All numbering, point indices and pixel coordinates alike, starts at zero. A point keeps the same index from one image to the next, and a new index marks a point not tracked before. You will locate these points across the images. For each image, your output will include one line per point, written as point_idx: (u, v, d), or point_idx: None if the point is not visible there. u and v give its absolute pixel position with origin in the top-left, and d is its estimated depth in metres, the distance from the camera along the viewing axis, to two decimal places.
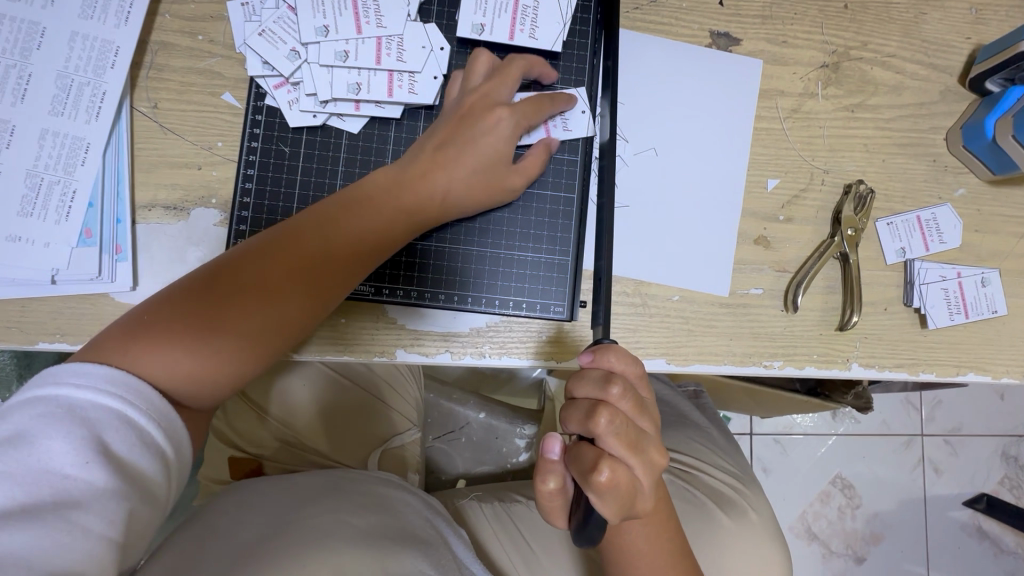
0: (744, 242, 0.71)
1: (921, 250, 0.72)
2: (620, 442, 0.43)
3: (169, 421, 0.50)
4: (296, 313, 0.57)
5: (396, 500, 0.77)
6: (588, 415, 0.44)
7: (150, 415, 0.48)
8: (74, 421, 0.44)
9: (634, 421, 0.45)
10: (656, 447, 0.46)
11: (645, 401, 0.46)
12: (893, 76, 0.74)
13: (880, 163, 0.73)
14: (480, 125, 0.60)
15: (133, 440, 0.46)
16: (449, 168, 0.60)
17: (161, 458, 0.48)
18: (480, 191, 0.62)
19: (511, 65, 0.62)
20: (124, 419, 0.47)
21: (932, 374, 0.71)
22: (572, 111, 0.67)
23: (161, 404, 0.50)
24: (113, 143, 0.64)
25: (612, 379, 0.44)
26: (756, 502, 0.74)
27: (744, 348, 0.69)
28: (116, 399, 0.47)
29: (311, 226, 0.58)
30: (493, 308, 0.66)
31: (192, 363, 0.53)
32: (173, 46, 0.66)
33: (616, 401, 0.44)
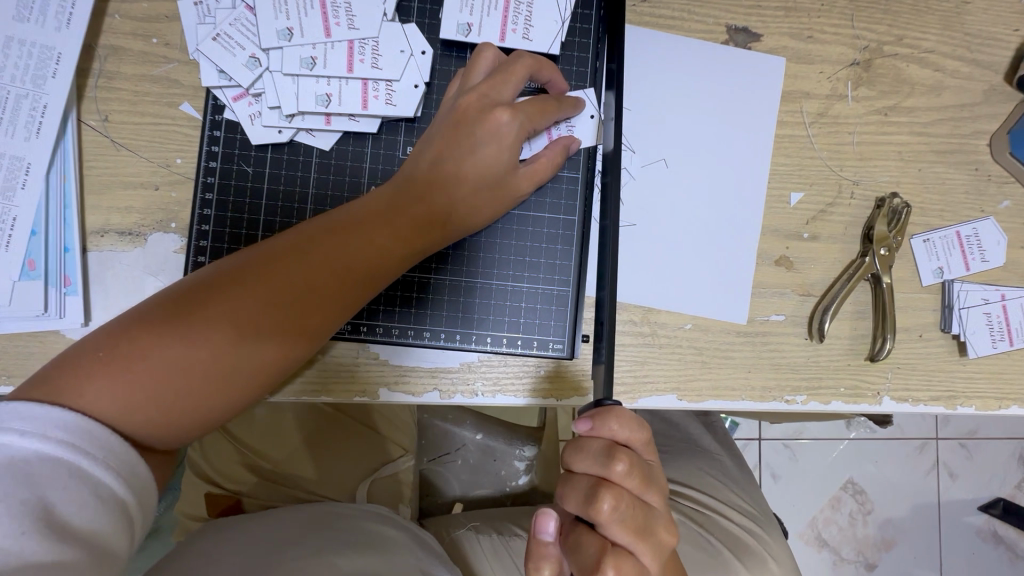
0: (764, 264, 0.64)
1: (961, 270, 0.65)
2: (626, 528, 0.41)
3: (133, 472, 0.42)
4: (277, 349, 0.48)
5: (387, 536, 0.70)
6: (590, 496, 0.41)
7: (107, 465, 0.41)
8: (14, 480, 0.37)
9: (641, 498, 0.42)
10: (664, 525, 0.43)
11: (651, 474, 0.44)
12: (931, 74, 0.67)
13: (916, 173, 0.65)
14: (487, 127, 0.52)
15: (85, 498, 0.39)
16: (452, 179, 0.53)
17: (122, 513, 0.41)
18: (488, 202, 0.54)
19: (520, 60, 0.54)
20: (75, 471, 0.39)
21: (971, 408, 0.65)
22: (579, 116, 0.60)
23: (122, 451, 0.42)
24: (58, 161, 0.57)
25: (616, 455, 0.42)
26: (776, 550, 0.69)
27: (764, 382, 0.63)
28: (66, 447, 0.40)
29: (294, 246, 0.49)
30: (485, 345, 0.59)
31: (149, 412, 0.44)
32: (124, 51, 0.59)
33: (621, 480, 0.42)
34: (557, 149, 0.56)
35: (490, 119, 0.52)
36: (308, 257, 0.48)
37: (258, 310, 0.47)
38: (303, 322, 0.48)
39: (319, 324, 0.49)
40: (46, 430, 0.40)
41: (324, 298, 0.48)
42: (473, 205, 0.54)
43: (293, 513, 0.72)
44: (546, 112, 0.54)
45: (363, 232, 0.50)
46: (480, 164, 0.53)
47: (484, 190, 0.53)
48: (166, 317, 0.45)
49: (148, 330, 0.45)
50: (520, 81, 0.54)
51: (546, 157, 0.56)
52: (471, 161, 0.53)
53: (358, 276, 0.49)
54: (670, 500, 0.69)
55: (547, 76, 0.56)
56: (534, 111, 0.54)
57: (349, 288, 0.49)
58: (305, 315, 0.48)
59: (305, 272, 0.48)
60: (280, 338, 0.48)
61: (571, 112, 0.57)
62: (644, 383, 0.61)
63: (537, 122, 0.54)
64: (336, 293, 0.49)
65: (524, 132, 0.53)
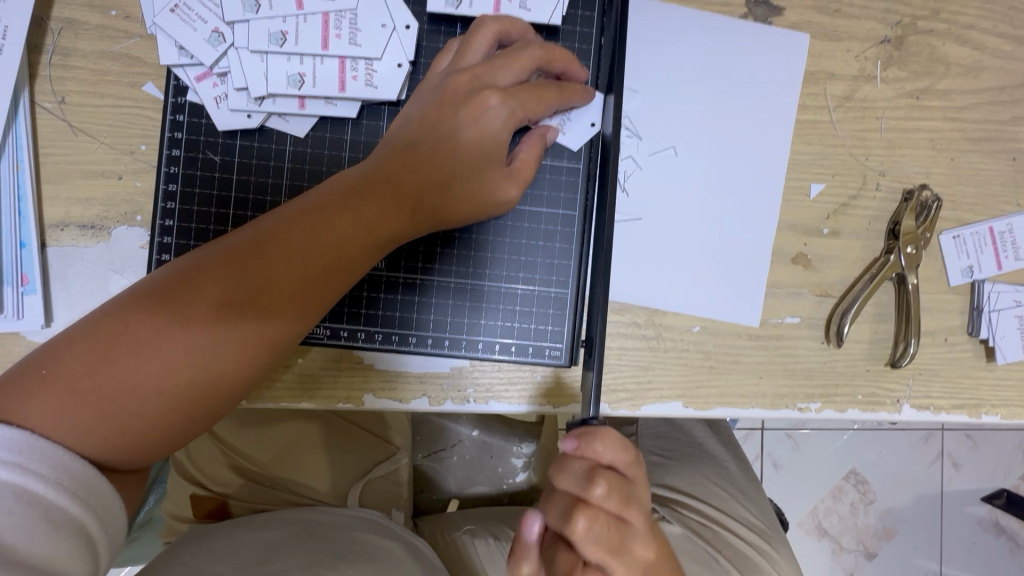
0: (780, 261, 0.59)
1: (992, 269, 0.60)
2: (600, 551, 0.38)
3: (90, 490, 0.38)
4: (239, 359, 0.43)
5: (377, 547, 0.67)
6: (564, 517, 0.39)
7: (61, 484, 0.37)
8: None
9: (620, 519, 0.39)
10: (646, 544, 0.40)
11: (636, 494, 0.40)
12: (970, 52, 0.61)
13: (948, 162, 0.60)
14: (472, 111, 0.47)
15: (36, 521, 0.35)
16: (432, 170, 0.47)
17: (81, 536, 0.37)
18: (468, 197, 0.48)
19: (528, 48, 0.49)
20: (23, 494, 0.35)
21: (996, 416, 0.61)
22: (579, 113, 0.55)
23: (76, 467, 0.38)
24: (11, 147, 0.52)
25: (595, 476, 0.38)
26: (786, 568, 0.66)
27: (776, 388, 0.58)
28: (12, 468, 0.36)
29: (263, 244, 0.44)
30: (474, 351, 0.55)
31: (103, 432, 0.40)
32: (80, 24, 0.53)
33: (599, 503, 0.38)
34: (534, 142, 0.50)
35: (478, 102, 0.47)
36: (277, 257, 0.44)
37: (216, 314, 0.42)
38: (268, 328, 0.44)
39: (285, 332, 0.45)
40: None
41: (290, 300, 0.44)
42: (454, 198, 0.48)
43: (278, 520, 0.69)
44: (544, 99, 0.49)
45: (334, 228, 0.45)
46: (464, 149, 0.47)
47: (468, 180, 0.48)
48: (121, 326, 0.41)
49: (103, 339, 0.41)
50: (522, 64, 0.49)
51: (526, 152, 0.50)
52: (454, 145, 0.47)
53: (330, 277, 0.45)
54: (674, 512, 0.66)
55: (557, 66, 0.51)
56: (531, 97, 0.48)
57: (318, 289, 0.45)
58: (271, 320, 0.44)
59: (270, 273, 0.44)
60: (244, 346, 0.43)
61: (575, 102, 0.52)
62: (646, 390, 0.57)
63: (533, 110, 0.49)
64: (304, 295, 0.45)
65: (516, 121, 0.48)
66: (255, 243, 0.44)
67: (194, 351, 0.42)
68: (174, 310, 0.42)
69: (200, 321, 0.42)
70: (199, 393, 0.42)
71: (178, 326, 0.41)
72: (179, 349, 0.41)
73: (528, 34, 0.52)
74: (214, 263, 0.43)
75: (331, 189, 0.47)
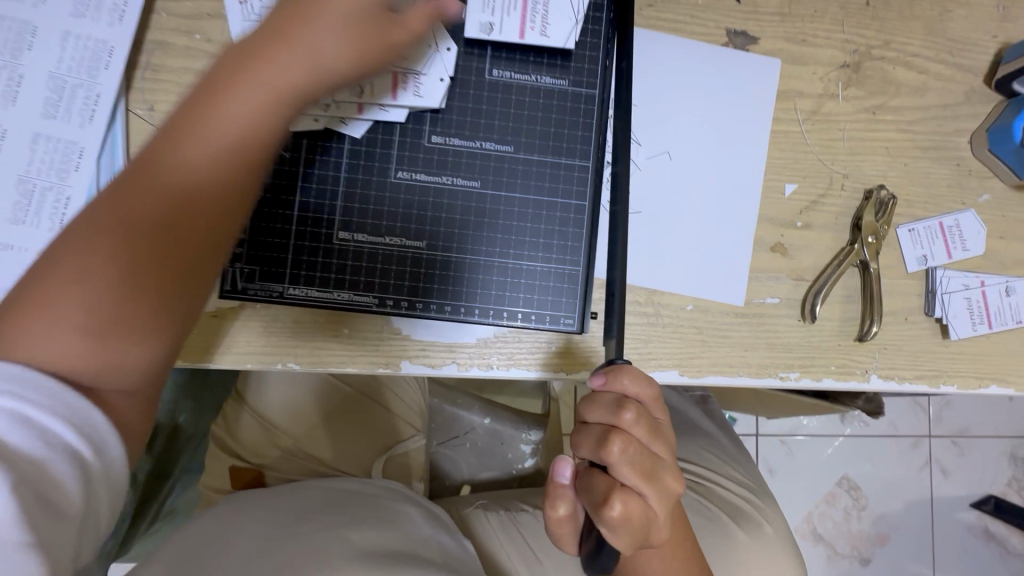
0: (760, 250, 0.68)
1: (943, 257, 0.69)
2: (633, 471, 0.44)
3: (82, 419, 0.40)
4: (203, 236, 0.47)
5: (401, 513, 0.73)
6: (600, 441, 0.45)
7: (57, 413, 0.40)
8: None
9: (648, 447, 0.45)
10: (671, 473, 0.46)
11: (659, 427, 0.46)
12: (916, 76, 0.72)
13: (902, 167, 0.70)
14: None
15: (39, 445, 0.38)
16: (328, 40, 0.50)
17: (80, 464, 0.39)
18: (358, 49, 0.52)
19: None
20: (19, 417, 0.38)
21: (953, 386, 0.69)
22: (429, 77, 0.62)
23: (65, 396, 0.40)
24: (108, 147, 0.61)
25: (625, 404, 0.45)
26: (771, 514, 0.75)
27: (759, 360, 0.67)
28: (13, 395, 0.38)
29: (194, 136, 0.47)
30: (501, 319, 0.63)
31: (91, 352, 0.43)
32: (169, 46, 0.64)
33: (629, 428, 0.45)
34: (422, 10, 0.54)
35: None
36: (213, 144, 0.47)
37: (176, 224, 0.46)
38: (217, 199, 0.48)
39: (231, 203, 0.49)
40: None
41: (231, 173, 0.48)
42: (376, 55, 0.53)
43: (312, 485, 0.77)
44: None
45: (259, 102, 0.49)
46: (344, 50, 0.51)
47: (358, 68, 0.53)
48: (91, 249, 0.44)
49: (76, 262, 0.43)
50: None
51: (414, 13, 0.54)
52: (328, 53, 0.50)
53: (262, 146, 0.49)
54: None
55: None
56: None
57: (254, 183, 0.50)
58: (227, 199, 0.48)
59: (225, 164, 0.47)
60: (208, 225, 0.47)
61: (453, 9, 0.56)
62: (647, 359, 0.66)
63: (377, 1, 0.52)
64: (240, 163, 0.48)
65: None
66: (204, 141, 0.47)
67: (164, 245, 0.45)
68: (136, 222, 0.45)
69: (161, 215, 0.45)
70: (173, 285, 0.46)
71: (142, 233, 0.45)
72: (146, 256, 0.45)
73: None
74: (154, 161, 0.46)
75: (269, 86, 0.49)
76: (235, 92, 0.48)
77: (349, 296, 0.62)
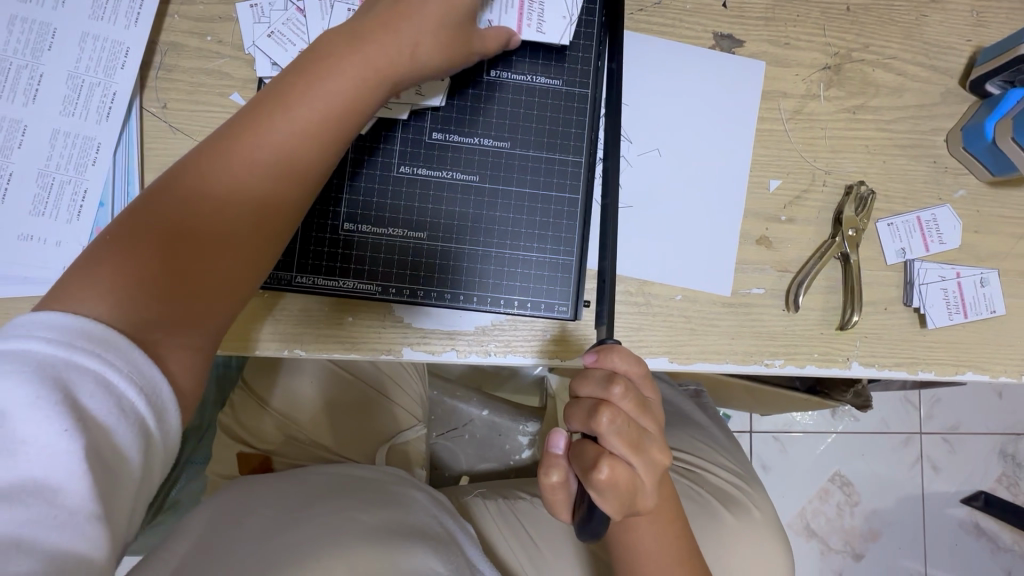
0: (746, 243, 0.71)
1: (921, 250, 0.72)
2: (621, 440, 0.47)
3: (152, 387, 0.44)
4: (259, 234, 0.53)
5: (405, 496, 0.76)
6: (590, 413, 0.48)
7: (132, 380, 0.43)
8: (47, 381, 0.39)
9: (636, 419, 0.48)
10: (657, 445, 0.49)
11: (647, 402, 0.49)
12: (894, 77, 0.75)
13: (881, 164, 0.74)
14: (416, 6, 0.57)
15: (110, 405, 0.41)
16: (406, 51, 0.56)
17: (143, 426, 0.42)
18: (439, 51, 0.58)
19: None
20: (102, 380, 0.41)
21: (931, 373, 0.72)
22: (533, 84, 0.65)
23: (143, 362, 0.44)
24: (123, 142, 0.64)
25: (614, 379, 0.48)
26: (759, 500, 0.77)
27: (745, 347, 0.70)
28: (89, 354, 0.41)
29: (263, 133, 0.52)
30: (498, 306, 0.66)
31: (150, 302, 0.47)
32: (182, 47, 0.67)
33: (618, 401, 0.47)
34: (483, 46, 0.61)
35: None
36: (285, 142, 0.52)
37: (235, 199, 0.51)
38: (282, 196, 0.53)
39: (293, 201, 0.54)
40: (68, 338, 0.41)
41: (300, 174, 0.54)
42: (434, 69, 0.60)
43: (319, 471, 0.79)
44: (459, 6, 0.58)
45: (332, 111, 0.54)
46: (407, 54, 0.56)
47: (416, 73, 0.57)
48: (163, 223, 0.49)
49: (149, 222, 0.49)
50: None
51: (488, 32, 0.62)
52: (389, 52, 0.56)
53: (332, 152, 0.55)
54: None
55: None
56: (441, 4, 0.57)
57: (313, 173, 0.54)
58: (287, 179, 0.53)
59: (291, 149, 0.52)
60: (259, 213, 0.53)
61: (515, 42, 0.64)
62: (639, 346, 0.69)
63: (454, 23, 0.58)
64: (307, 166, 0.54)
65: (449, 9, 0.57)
66: (281, 136, 0.52)
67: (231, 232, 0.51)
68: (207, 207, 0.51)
69: (222, 196, 0.51)
70: (228, 249, 0.51)
71: (203, 213, 0.50)
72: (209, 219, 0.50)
73: None
74: (230, 137, 0.52)
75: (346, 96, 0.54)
76: (313, 95, 0.53)
77: (354, 284, 0.65)
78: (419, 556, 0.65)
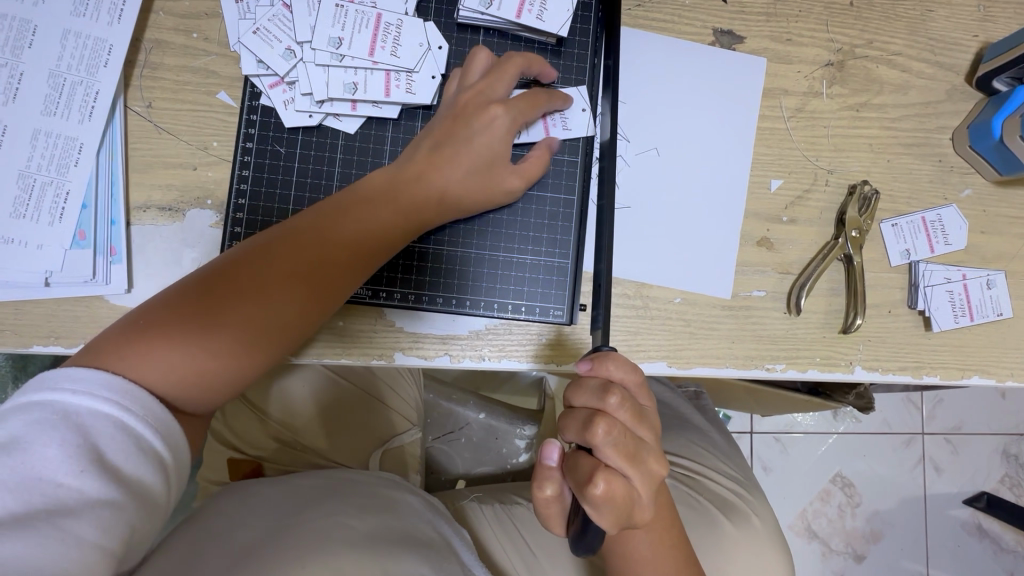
0: (746, 244, 0.70)
1: (926, 251, 0.71)
2: (617, 452, 0.45)
3: (168, 427, 0.48)
4: (291, 316, 0.55)
5: (398, 502, 0.75)
6: (586, 424, 0.46)
7: (149, 423, 0.47)
8: (70, 428, 0.43)
9: (632, 430, 0.46)
10: (655, 456, 0.47)
11: (643, 412, 0.48)
12: (899, 74, 0.73)
13: (885, 163, 0.72)
14: (476, 121, 0.59)
15: (129, 446, 0.45)
16: (449, 166, 0.59)
17: (159, 464, 0.47)
18: (478, 192, 0.60)
19: (513, 61, 0.61)
20: (122, 425, 0.45)
21: (936, 378, 0.71)
22: (572, 110, 0.66)
23: (159, 409, 0.48)
24: (107, 143, 0.63)
25: (610, 388, 0.46)
26: (759, 508, 0.75)
27: (745, 352, 0.68)
28: (111, 403, 0.45)
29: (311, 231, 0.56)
30: (492, 310, 0.65)
31: (185, 374, 0.50)
32: (167, 44, 0.65)
33: (614, 411, 0.46)
34: (542, 149, 0.63)
35: (486, 111, 0.59)
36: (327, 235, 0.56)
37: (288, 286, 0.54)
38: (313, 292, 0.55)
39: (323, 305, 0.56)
40: (95, 389, 0.46)
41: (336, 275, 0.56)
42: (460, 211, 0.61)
43: (311, 476, 0.78)
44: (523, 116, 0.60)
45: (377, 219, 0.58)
46: (467, 164, 0.59)
47: (469, 195, 0.60)
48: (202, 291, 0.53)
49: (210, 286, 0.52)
50: (506, 118, 0.59)
51: (534, 155, 0.62)
52: (453, 159, 0.59)
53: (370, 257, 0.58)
54: None
55: (535, 113, 0.61)
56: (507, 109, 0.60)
57: (358, 271, 0.57)
58: (322, 278, 0.55)
59: (333, 250, 0.56)
60: (293, 309, 0.54)
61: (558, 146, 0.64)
62: (636, 351, 0.67)
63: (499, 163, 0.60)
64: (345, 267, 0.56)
65: (515, 126, 0.60)
66: (330, 234, 0.56)
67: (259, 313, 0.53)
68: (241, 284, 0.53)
69: (260, 286, 0.53)
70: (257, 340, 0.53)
71: (243, 297, 0.53)
72: (261, 302, 0.53)
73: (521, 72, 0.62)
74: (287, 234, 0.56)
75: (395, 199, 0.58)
76: (369, 203, 0.58)
77: None
78: (411, 561, 0.64)
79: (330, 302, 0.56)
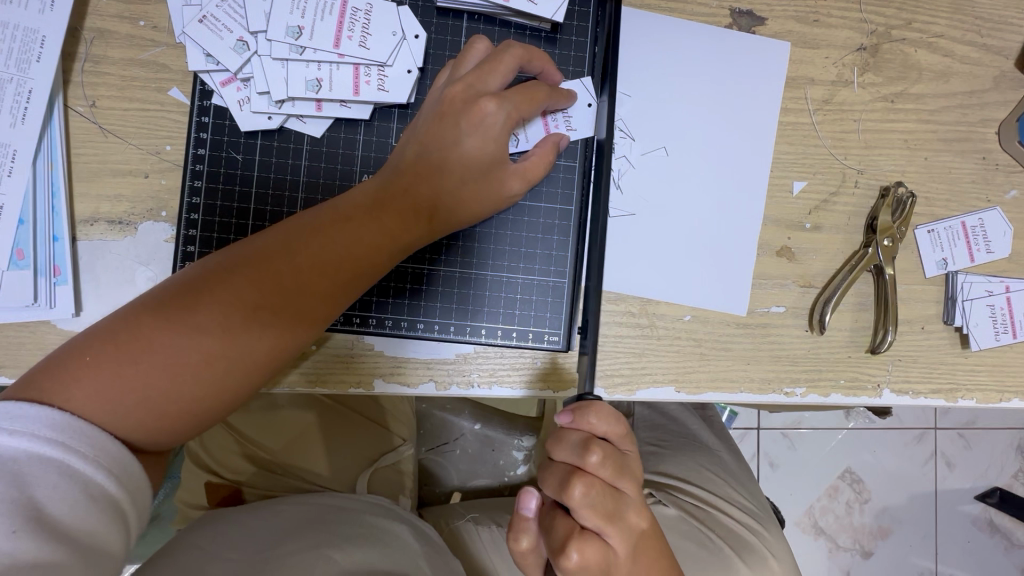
0: (765, 254, 0.63)
1: (965, 260, 0.63)
2: (594, 514, 0.42)
3: (124, 467, 0.41)
4: (260, 349, 0.47)
5: (384, 530, 0.67)
6: (563, 485, 0.43)
7: (100, 465, 0.40)
8: (2, 479, 0.37)
9: (613, 487, 0.43)
10: (635, 511, 0.44)
11: (627, 465, 0.44)
12: (940, 59, 0.65)
13: (922, 161, 0.64)
14: (466, 121, 0.51)
15: (76, 495, 0.38)
16: (439, 174, 0.52)
17: (114, 512, 0.40)
18: (472, 202, 0.53)
19: (510, 49, 0.53)
20: (66, 470, 0.39)
21: (971, 400, 0.64)
22: (575, 106, 0.58)
23: (113, 447, 0.41)
24: (45, 148, 0.56)
25: (591, 445, 0.43)
26: (774, 545, 0.71)
27: (762, 374, 0.62)
28: (54, 445, 0.39)
29: (280, 247, 0.48)
30: (478, 337, 0.59)
31: (137, 413, 0.43)
32: (111, 34, 0.57)
33: (594, 470, 0.42)
34: (546, 147, 0.55)
35: (477, 109, 0.51)
36: (299, 252, 0.48)
37: (255, 315, 0.46)
38: (286, 322, 0.47)
39: (297, 338, 0.49)
40: (35, 429, 0.39)
41: (311, 299, 0.48)
42: (455, 223, 0.54)
43: (291, 501, 0.70)
44: (524, 111, 0.53)
45: (356, 234, 0.49)
46: (457, 171, 0.52)
47: (460, 205, 0.53)
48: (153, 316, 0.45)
49: (165, 310, 0.45)
50: (499, 113, 0.51)
51: (536, 154, 0.54)
52: (440, 165, 0.52)
53: (352, 278, 0.49)
54: (669, 496, 0.71)
55: (535, 108, 0.53)
56: (506, 104, 0.52)
57: (338, 296, 0.49)
58: (297, 304, 0.48)
59: (306, 271, 0.48)
60: (262, 340, 0.47)
61: (566, 144, 0.56)
62: (641, 375, 0.61)
63: (496, 164, 0.53)
64: (321, 291, 0.48)
65: (511, 122, 0.52)
66: (303, 252, 0.48)
67: (220, 343, 0.45)
68: (199, 310, 0.45)
69: (222, 314, 0.45)
70: (221, 376, 0.46)
71: (203, 325, 0.45)
72: (222, 330, 0.45)
73: (522, 59, 0.53)
74: (255, 250, 0.48)
75: (378, 210, 0.50)
76: (347, 215, 0.50)
77: None
78: None
79: (303, 331, 0.49)
